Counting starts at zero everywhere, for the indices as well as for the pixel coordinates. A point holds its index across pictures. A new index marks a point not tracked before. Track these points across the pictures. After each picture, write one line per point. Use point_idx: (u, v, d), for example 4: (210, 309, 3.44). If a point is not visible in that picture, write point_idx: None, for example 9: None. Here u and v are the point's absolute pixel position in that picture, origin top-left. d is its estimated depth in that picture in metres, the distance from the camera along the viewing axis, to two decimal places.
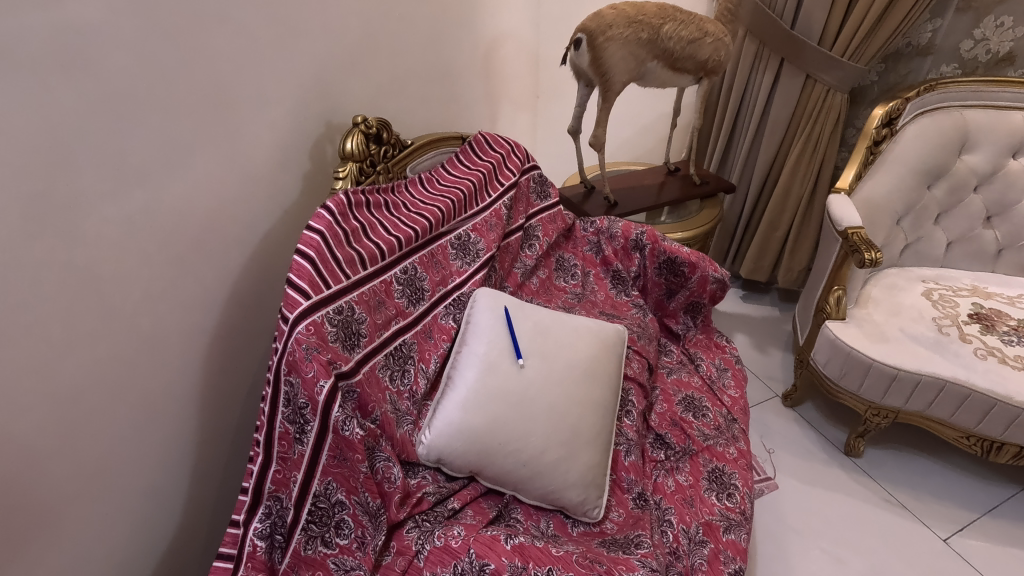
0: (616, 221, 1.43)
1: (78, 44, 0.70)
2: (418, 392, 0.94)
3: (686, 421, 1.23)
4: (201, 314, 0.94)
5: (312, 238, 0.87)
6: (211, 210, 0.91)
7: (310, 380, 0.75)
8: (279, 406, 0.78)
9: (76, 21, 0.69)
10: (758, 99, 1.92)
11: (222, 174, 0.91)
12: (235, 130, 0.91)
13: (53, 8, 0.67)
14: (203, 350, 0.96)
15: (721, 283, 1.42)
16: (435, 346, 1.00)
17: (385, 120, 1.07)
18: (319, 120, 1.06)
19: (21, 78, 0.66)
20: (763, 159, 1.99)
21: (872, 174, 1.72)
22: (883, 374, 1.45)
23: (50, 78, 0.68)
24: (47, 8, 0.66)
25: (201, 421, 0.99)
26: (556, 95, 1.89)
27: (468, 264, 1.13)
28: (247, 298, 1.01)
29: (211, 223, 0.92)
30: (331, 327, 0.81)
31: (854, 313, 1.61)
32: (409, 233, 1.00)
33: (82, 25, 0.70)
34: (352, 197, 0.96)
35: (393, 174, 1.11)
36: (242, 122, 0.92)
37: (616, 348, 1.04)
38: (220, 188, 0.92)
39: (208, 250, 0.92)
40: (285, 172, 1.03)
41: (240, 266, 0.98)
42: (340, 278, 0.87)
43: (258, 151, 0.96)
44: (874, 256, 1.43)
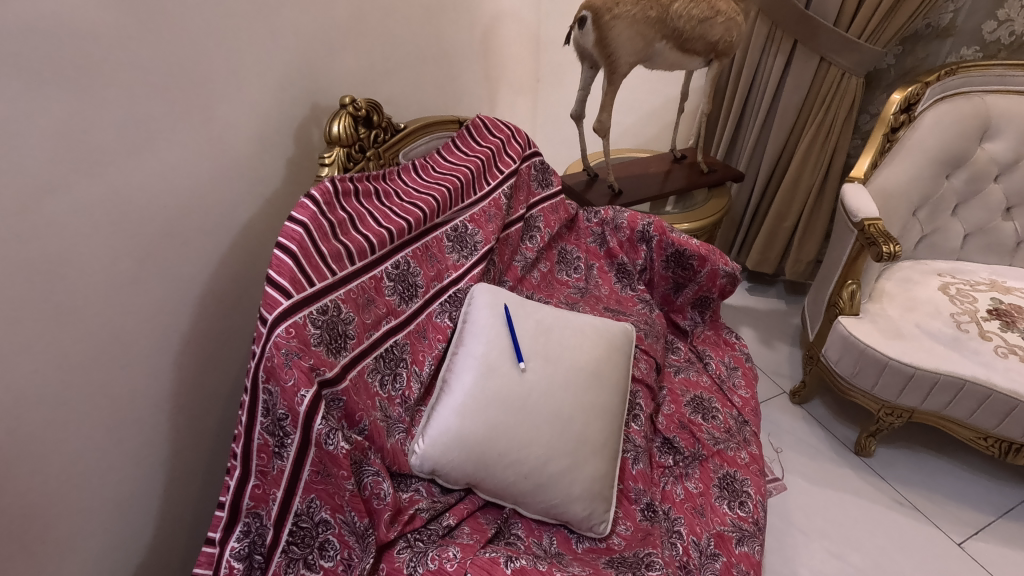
0: (621, 211, 1.36)
1: (22, 10, 0.61)
2: (412, 397, 0.86)
3: (695, 423, 1.17)
4: (174, 312, 0.86)
5: (294, 230, 0.79)
6: (184, 199, 0.83)
7: (290, 390, 0.68)
8: (258, 416, 0.71)
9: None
10: (769, 83, 1.84)
11: (195, 160, 0.83)
12: (210, 112, 0.83)
13: None
14: (178, 352, 0.88)
15: (731, 277, 1.35)
16: (430, 347, 0.93)
17: (375, 102, 0.98)
18: (303, 100, 0.97)
19: None
20: (773, 146, 1.91)
21: (888, 162, 1.65)
22: (899, 372, 1.39)
23: None
24: None
25: (177, 427, 0.92)
26: (557, 78, 1.81)
27: (466, 257, 1.06)
28: (226, 295, 0.94)
29: (184, 214, 0.83)
30: (314, 329, 0.74)
31: (868, 308, 1.54)
32: (401, 224, 0.93)
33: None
34: (339, 184, 0.88)
35: (384, 160, 1.02)
36: (218, 102, 0.84)
37: (624, 349, 0.97)
38: (194, 175, 0.83)
39: (182, 243, 0.84)
40: (268, 159, 0.94)
41: (217, 261, 0.91)
42: (325, 274, 0.79)
43: (237, 136, 0.88)
44: (892, 249, 1.35)
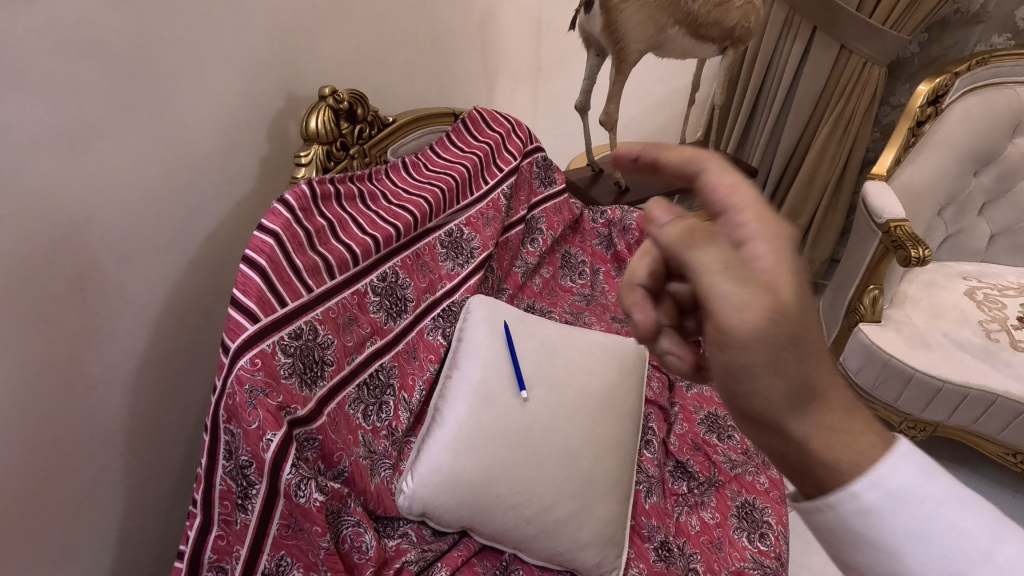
0: (629, 211, 1.26)
1: None
2: (400, 428, 0.77)
3: (711, 444, 1.08)
4: (131, 334, 0.75)
5: (263, 241, 0.68)
6: (138, 203, 0.71)
7: (254, 433, 0.58)
8: (220, 459, 0.61)
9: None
10: (784, 72, 1.73)
11: (151, 158, 0.72)
12: (165, 101, 0.72)
13: None
14: (138, 379, 0.77)
15: None
16: (421, 369, 0.83)
17: (360, 93, 0.87)
18: (278, 92, 0.87)
19: None
20: (787, 140, 1.80)
21: (914, 157, 1.53)
22: (925, 386, 1.30)
23: None
24: None
25: (140, 463, 0.81)
26: (558, 67, 1.70)
27: (461, 266, 0.96)
28: (195, 312, 0.82)
29: (139, 221, 0.72)
30: (285, 357, 0.64)
31: (891, 315, 1.44)
32: (389, 231, 0.83)
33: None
34: (317, 187, 0.78)
35: (370, 159, 0.92)
36: (175, 90, 0.72)
37: (637, 370, 0.88)
38: (149, 177, 0.72)
39: (136, 254, 0.73)
40: (239, 156, 0.83)
41: (182, 273, 0.79)
42: (299, 292, 0.69)
43: (201, 130, 0.77)
44: (921, 253, 1.26)
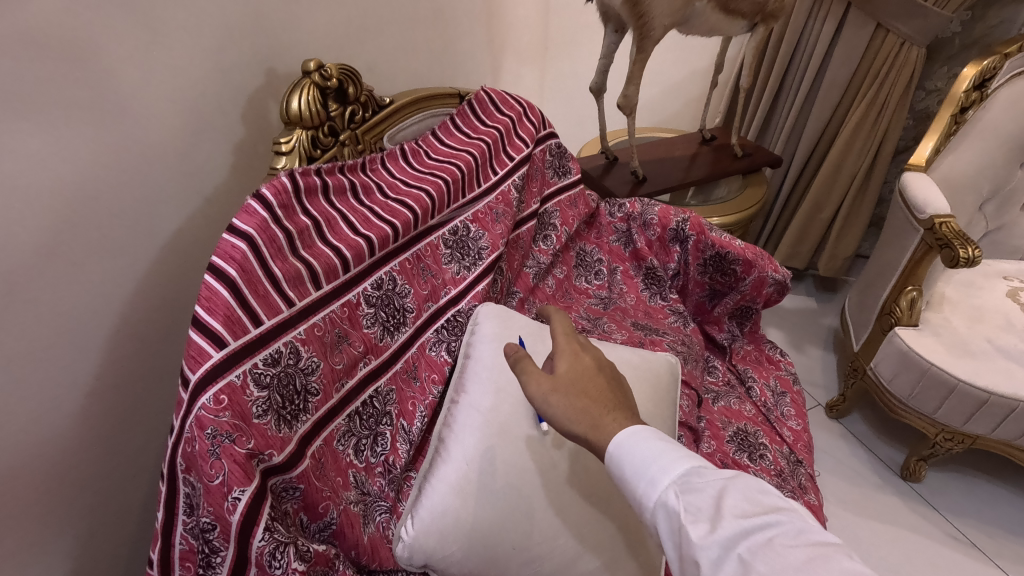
0: (651, 205, 1.15)
1: None
2: (398, 463, 0.66)
3: (742, 466, 0.95)
4: (75, 358, 0.62)
5: (233, 246, 0.56)
6: (73, 201, 0.59)
7: (217, 489, 0.47)
8: (180, 513, 0.50)
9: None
10: (813, 52, 1.60)
11: (89, 146, 0.59)
12: (107, 76, 0.59)
13: None
14: (86, 409, 0.65)
15: (780, 285, 1.15)
16: (422, 393, 0.73)
17: (351, 68, 0.75)
18: (255, 67, 0.74)
19: None
20: (813, 126, 1.68)
21: (954, 147, 1.42)
22: (970, 397, 1.20)
23: None
24: None
25: (92, 504, 0.69)
26: (570, 45, 1.57)
27: (468, 269, 0.85)
28: (157, 326, 0.70)
29: (77, 222, 0.60)
30: (258, 391, 0.53)
31: (929, 318, 1.34)
32: (385, 231, 0.71)
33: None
34: (301, 180, 0.66)
35: (364, 145, 0.80)
36: (119, 63, 0.60)
37: (670, 394, 0.79)
38: (88, 168, 0.59)
39: (76, 262, 0.60)
40: (205, 143, 0.71)
41: (138, 283, 0.67)
42: (278, 307, 0.58)
43: (155, 111, 0.64)
44: (971, 253, 1.15)
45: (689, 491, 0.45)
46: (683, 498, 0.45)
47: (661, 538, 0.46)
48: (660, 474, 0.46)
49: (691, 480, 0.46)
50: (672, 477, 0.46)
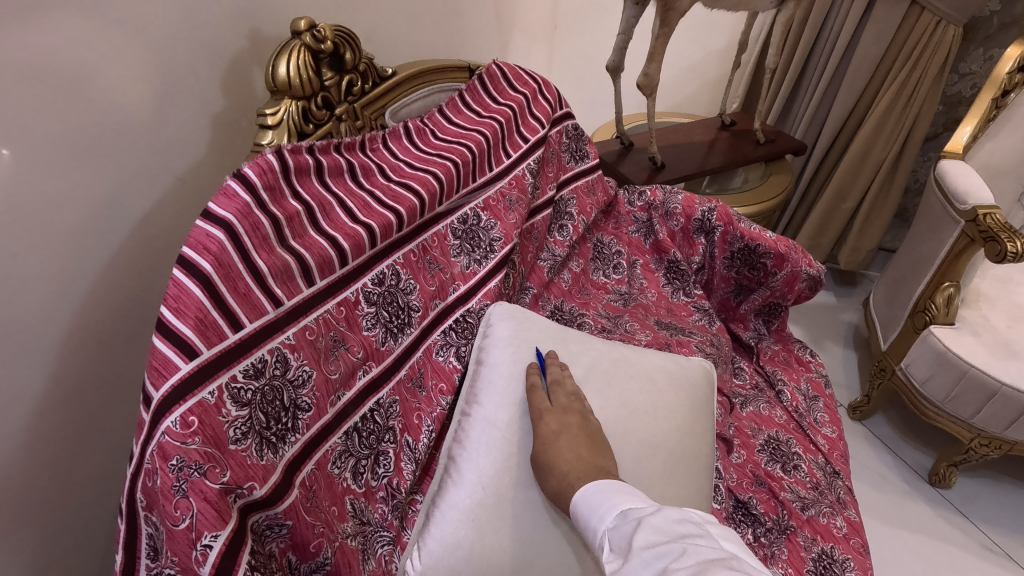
0: (675, 193, 1.05)
1: None
2: (402, 486, 0.58)
3: (775, 479, 0.88)
4: (17, 363, 0.53)
5: (207, 234, 0.47)
6: (15, 179, 0.50)
7: (184, 535, 0.39)
8: (142, 558, 0.42)
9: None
10: (841, 32, 1.50)
11: (27, 113, 0.49)
12: (53, 31, 0.49)
13: None
14: (41, 421, 0.57)
15: (813, 281, 1.06)
16: (429, 403, 0.65)
17: (348, 31, 0.65)
18: (238, 30, 0.65)
19: None
20: (839, 111, 1.59)
21: (993, 132, 1.33)
22: (1012, 403, 1.12)
23: None
24: None
25: (45, 531, 0.60)
26: (582, 22, 1.47)
27: (478, 262, 0.76)
28: (119, 327, 0.61)
29: (20, 204, 0.51)
30: (237, 409, 0.44)
31: (966, 316, 1.26)
32: (388, 219, 0.62)
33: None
34: (290, 159, 0.56)
35: (363, 122, 0.70)
36: (63, 11, 0.50)
37: (706, 404, 0.70)
38: (26, 138, 0.50)
39: (26, 252, 0.52)
40: (175, 115, 0.61)
41: (98, 276, 0.58)
42: (262, 308, 0.49)
43: (112, 74, 0.54)
44: (1019, 247, 1.06)
45: (616, 532, 0.42)
46: (609, 541, 0.42)
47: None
48: (595, 519, 0.45)
49: (618, 522, 0.43)
50: (603, 520, 0.44)
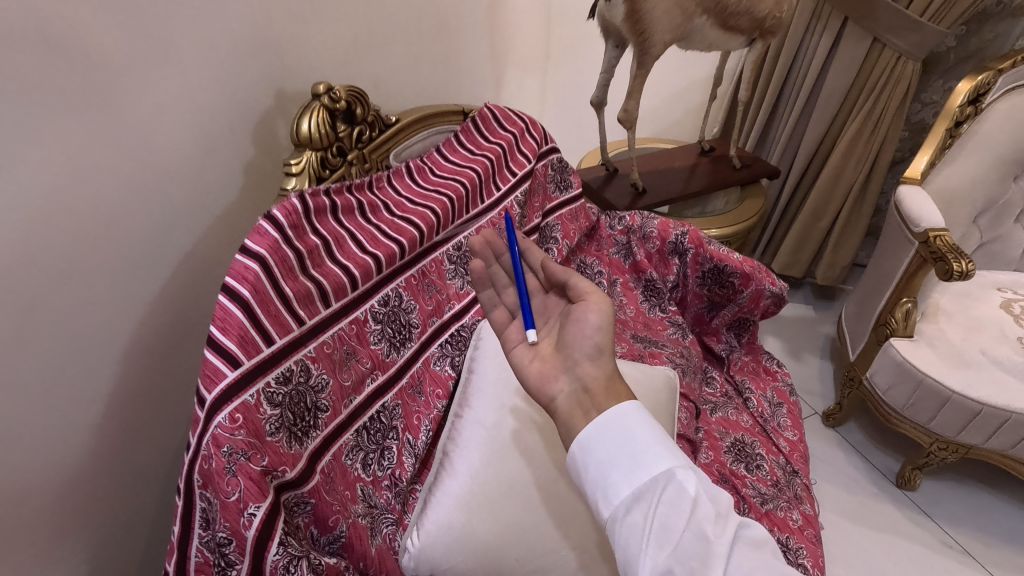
0: (651, 218, 1.16)
1: None
2: (404, 477, 0.69)
3: (738, 476, 0.98)
4: (86, 373, 0.64)
5: (246, 267, 0.58)
6: (95, 223, 0.61)
7: (233, 506, 0.49)
8: (196, 527, 0.52)
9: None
10: (811, 65, 1.61)
11: (104, 168, 0.61)
12: (126, 104, 0.61)
13: None
14: (104, 422, 0.67)
15: (777, 297, 1.17)
16: (427, 407, 0.75)
17: (359, 89, 0.76)
18: (267, 90, 0.76)
19: None
20: (811, 138, 1.70)
21: (949, 160, 1.43)
22: (963, 408, 1.22)
23: None
24: None
25: (101, 518, 0.71)
26: (571, 55, 1.59)
27: (471, 284, 0.87)
28: (165, 342, 0.72)
29: (96, 242, 0.62)
30: (271, 409, 0.55)
31: (924, 329, 1.35)
32: (392, 249, 0.73)
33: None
34: (310, 201, 0.67)
35: (371, 164, 0.81)
36: (131, 85, 0.61)
37: (668, 408, 0.80)
38: (103, 190, 0.61)
39: (99, 282, 0.63)
40: (216, 164, 0.73)
41: (152, 300, 0.69)
42: (289, 326, 0.60)
43: (169, 133, 0.66)
44: (964, 267, 1.17)
45: (674, 483, 0.48)
46: (664, 490, 0.48)
47: (624, 531, 0.47)
48: (646, 461, 0.49)
49: (676, 475, 0.48)
50: (659, 466, 0.48)
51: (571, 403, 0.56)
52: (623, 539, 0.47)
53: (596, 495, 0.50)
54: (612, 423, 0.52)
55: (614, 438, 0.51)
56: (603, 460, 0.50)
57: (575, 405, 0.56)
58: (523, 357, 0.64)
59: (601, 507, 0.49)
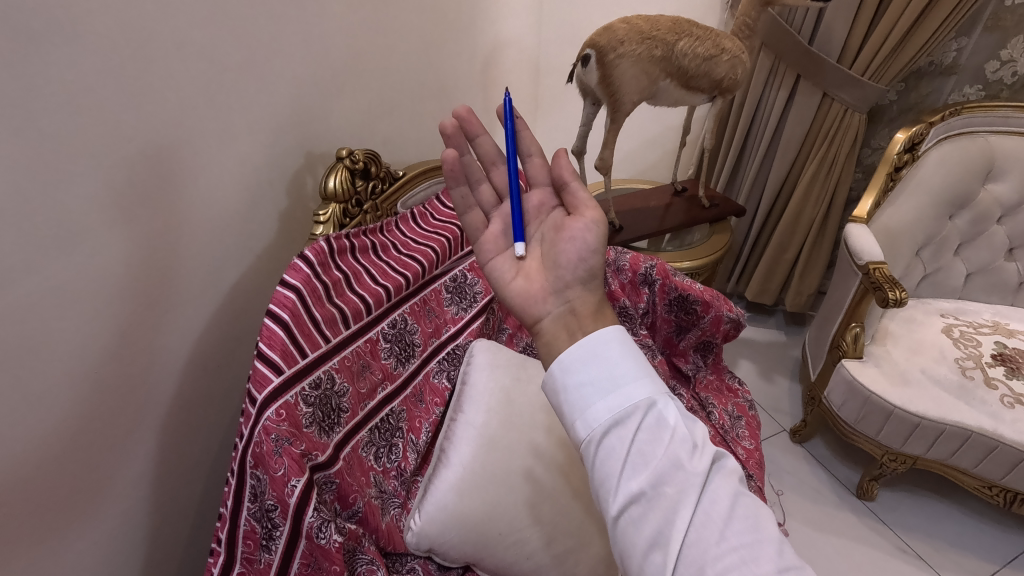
0: (623, 253, 1.33)
1: (38, 100, 0.60)
2: (408, 469, 0.86)
3: None
4: (159, 380, 0.82)
5: (285, 296, 0.73)
6: (175, 265, 0.79)
7: (280, 479, 0.64)
8: (246, 501, 0.67)
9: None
10: (771, 116, 1.81)
11: (184, 223, 0.79)
12: (201, 175, 0.80)
13: (12, 61, 0.57)
14: (165, 419, 0.85)
15: (735, 322, 1.33)
16: (427, 413, 0.93)
17: (374, 151, 0.94)
18: (299, 152, 0.95)
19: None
20: (774, 178, 1.89)
21: (892, 201, 1.60)
22: (904, 421, 1.37)
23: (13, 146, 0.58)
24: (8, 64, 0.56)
25: (158, 498, 0.88)
26: (557, 105, 1.79)
27: (465, 310, 1.04)
28: (215, 354, 0.91)
29: (174, 279, 0.80)
30: (306, 407, 0.70)
31: (872, 350, 1.51)
32: (399, 281, 0.89)
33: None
34: (335, 243, 0.83)
35: (382, 212, 0.98)
36: (206, 159, 0.80)
37: None
38: (182, 239, 0.79)
39: (172, 310, 0.81)
40: (257, 212, 0.91)
41: (204, 322, 0.87)
42: (318, 343, 0.75)
43: (227, 193, 0.85)
44: (898, 295, 1.33)
45: (652, 413, 0.56)
46: (643, 418, 0.55)
47: (601, 451, 0.55)
48: (627, 390, 0.56)
49: (653, 405, 0.56)
50: (639, 396, 0.56)
51: (559, 325, 0.67)
52: (600, 459, 0.54)
53: (578, 417, 0.57)
54: (596, 354, 0.59)
55: (598, 366, 0.58)
56: (585, 385, 0.58)
57: (562, 325, 0.67)
58: (507, 271, 0.75)
59: (581, 428, 0.56)
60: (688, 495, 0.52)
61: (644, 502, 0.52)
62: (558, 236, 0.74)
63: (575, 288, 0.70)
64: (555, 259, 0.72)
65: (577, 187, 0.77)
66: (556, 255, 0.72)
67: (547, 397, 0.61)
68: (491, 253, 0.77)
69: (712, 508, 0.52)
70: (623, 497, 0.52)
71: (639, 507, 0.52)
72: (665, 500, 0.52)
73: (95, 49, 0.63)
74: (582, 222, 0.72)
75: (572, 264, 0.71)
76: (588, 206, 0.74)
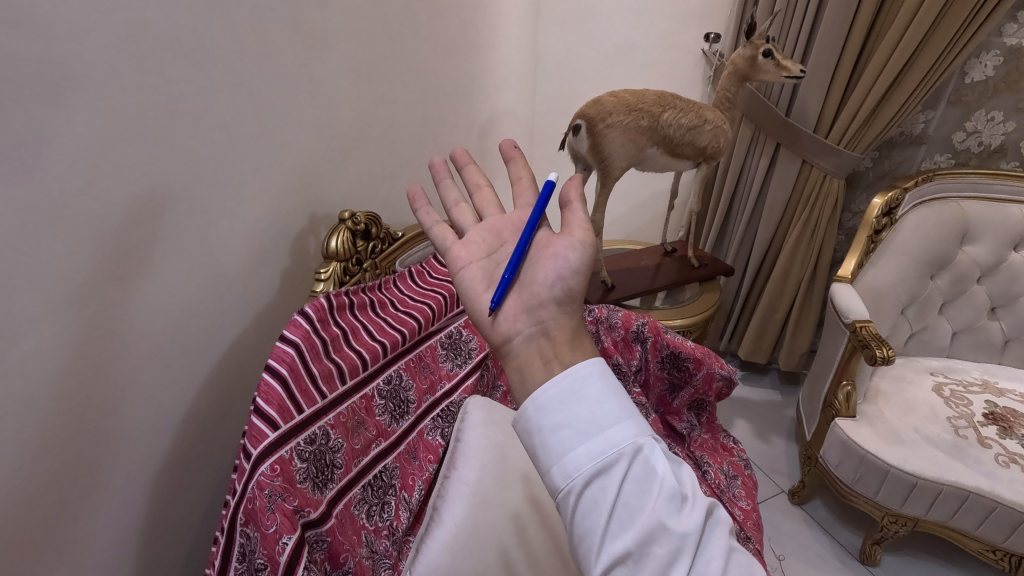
0: (615, 310, 1.37)
1: (58, 165, 0.63)
2: (399, 527, 0.88)
3: None
4: (154, 433, 0.82)
5: (285, 351, 0.74)
6: (177, 321, 0.82)
7: (271, 537, 0.64)
8: (233, 560, 0.66)
9: (12, 103, 0.58)
10: (755, 180, 1.89)
11: (188, 280, 0.82)
12: (207, 233, 0.83)
13: (40, 129, 0.61)
14: (157, 474, 0.84)
15: (728, 380, 1.34)
16: (420, 469, 0.95)
17: (374, 214, 0.97)
18: (301, 215, 1.00)
19: (13, 209, 0.60)
20: (761, 240, 1.95)
21: (874, 262, 1.66)
22: (900, 482, 1.36)
23: (34, 206, 0.62)
24: (36, 134, 0.61)
25: (144, 556, 0.86)
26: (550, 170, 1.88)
27: (459, 366, 1.06)
28: (212, 410, 0.92)
29: (174, 334, 0.82)
30: (300, 463, 0.71)
31: (865, 410, 1.52)
32: (396, 336, 0.91)
33: (28, 111, 0.60)
34: (335, 299, 0.84)
35: (381, 270, 1.00)
36: (214, 219, 0.84)
37: None
38: (184, 295, 0.82)
39: (170, 365, 0.82)
40: (257, 269, 0.94)
41: (200, 378, 0.88)
42: (315, 398, 0.76)
43: (231, 251, 0.88)
44: (885, 352, 1.35)
45: (638, 460, 0.56)
46: (629, 466, 0.55)
47: (582, 502, 0.54)
48: (608, 435, 0.56)
49: (640, 451, 0.56)
50: (623, 442, 0.56)
51: (543, 346, 0.67)
52: (582, 510, 0.54)
53: (555, 462, 0.57)
54: (575, 393, 0.59)
55: (577, 407, 0.58)
56: (563, 428, 0.57)
57: (536, 346, 0.67)
58: (476, 283, 0.75)
59: (559, 475, 0.56)
60: (679, 556, 0.52)
61: (631, 562, 0.52)
62: (543, 251, 0.73)
63: (549, 307, 0.69)
64: (532, 275, 0.72)
65: (578, 207, 0.75)
66: (534, 270, 0.72)
67: (522, 436, 0.60)
68: (462, 261, 0.77)
69: (706, 570, 0.53)
70: (609, 558, 0.52)
71: (626, 567, 0.52)
72: (655, 560, 0.52)
73: (116, 119, 0.68)
74: (567, 240, 0.71)
75: (550, 281, 0.70)
76: (578, 228, 0.73)
